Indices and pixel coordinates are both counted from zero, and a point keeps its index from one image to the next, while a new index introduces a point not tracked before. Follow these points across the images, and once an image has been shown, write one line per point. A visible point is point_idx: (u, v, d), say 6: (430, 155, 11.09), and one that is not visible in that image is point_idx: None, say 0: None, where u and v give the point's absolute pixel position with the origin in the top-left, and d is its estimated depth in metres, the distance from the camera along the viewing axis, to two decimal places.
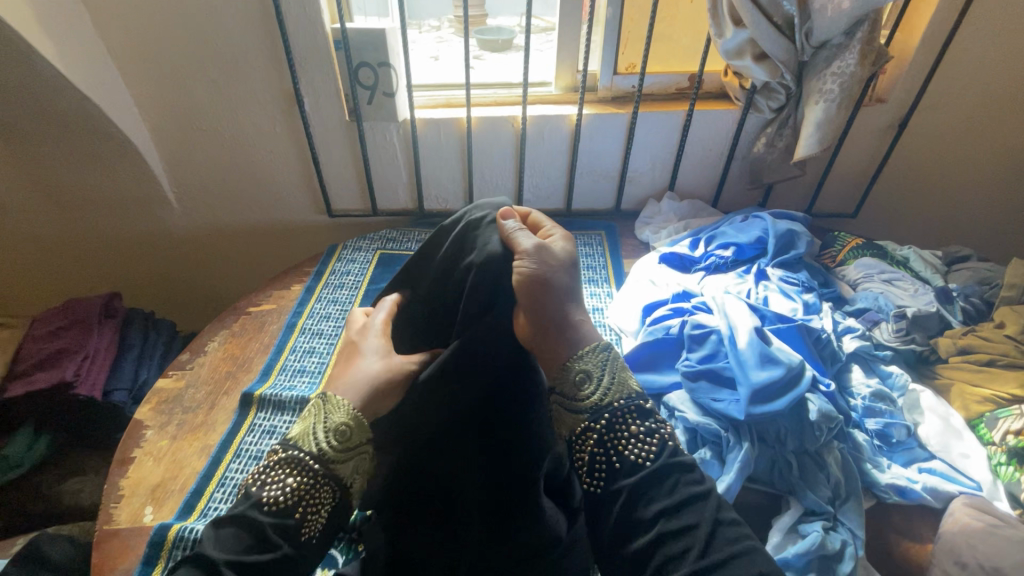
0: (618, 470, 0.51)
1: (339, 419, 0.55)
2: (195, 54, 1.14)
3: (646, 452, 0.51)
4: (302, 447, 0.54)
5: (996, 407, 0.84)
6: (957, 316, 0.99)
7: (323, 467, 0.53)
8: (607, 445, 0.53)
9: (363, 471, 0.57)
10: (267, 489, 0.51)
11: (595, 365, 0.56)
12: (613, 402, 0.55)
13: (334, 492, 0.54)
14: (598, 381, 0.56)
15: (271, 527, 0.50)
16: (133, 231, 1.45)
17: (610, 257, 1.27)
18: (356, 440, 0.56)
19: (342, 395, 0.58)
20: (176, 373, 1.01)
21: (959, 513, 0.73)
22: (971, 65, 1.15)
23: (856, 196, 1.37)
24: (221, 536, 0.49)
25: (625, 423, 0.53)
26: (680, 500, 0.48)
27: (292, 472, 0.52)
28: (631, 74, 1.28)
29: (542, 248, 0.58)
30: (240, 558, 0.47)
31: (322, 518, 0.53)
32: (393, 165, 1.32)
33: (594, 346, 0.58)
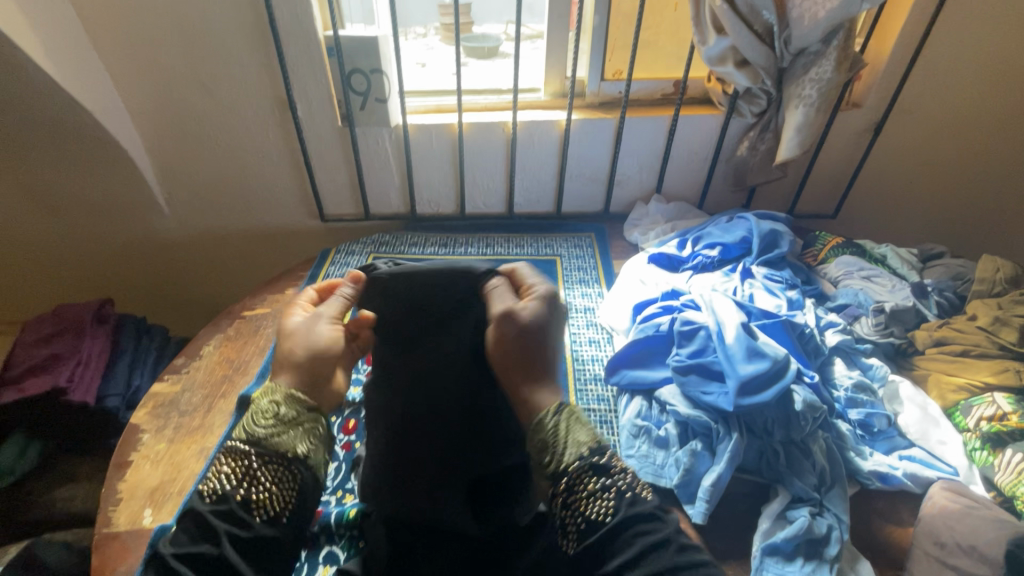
0: (584, 531, 0.51)
1: (268, 399, 0.58)
2: (189, 62, 1.15)
3: (605, 508, 0.51)
4: (237, 437, 0.56)
5: (970, 395, 0.88)
6: (932, 309, 1.03)
7: (257, 447, 0.55)
8: (570, 506, 0.52)
9: (309, 440, 0.57)
10: (206, 482, 0.53)
11: (551, 429, 0.55)
12: (570, 464, 0.53)
13: (278, 466, 0.54)
14: (554, 450, 0.54)
15: (211, 514, 0.51)
16: (124, 238, 1.45)
17: (599, 258, 1.30)
18: (289, 411, 0.57)
19: (274, 381, 0.60)
20: (172, 377, 1.01)
21: (937, 497, 0.76)
22: (941, 71, 1.20)
23: (836, 197, 1.42)
24: (172, 537, 0.50)
25: (583, 482, 0.53)
26: (640, 552, 0.48)
27: (227, 461, 0.54)
28: (618, 80, 1.31)
29: (510, 314, 0.60)
30: (184, 551, 0.48)
31: (272, 495, 0.53)
32: (385, 169, 1.34)
33: (550, 410, 0.56)
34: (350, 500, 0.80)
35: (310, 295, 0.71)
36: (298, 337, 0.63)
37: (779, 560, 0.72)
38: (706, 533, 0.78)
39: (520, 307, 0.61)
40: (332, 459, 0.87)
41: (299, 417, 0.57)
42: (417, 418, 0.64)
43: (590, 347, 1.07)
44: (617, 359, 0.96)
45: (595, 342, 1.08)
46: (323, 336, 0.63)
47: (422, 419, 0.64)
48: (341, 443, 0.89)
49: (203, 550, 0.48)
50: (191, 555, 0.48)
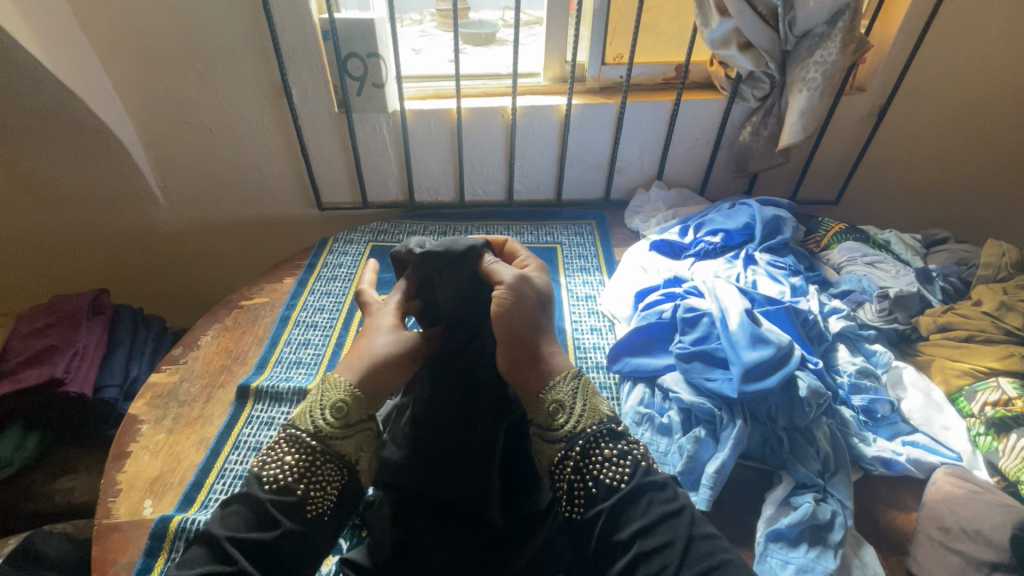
0: (596, 496, 0.51)
1: (335, 395, 0.56)
2: (181, 47, 1.13)
3: (620, 475, 0.51)
4: (301, 426, 0.55)
5: (974, 380, 0.88)
6: (937, 295, 1.03)
7: (321, 444, 0.54)
8: (583, 471, 0.53)
9: (364, 447, 0.56)
10: (267, 468, 0.52)
11: (567, 395, 0.56)
12: (586, 428, 0.54)
13: (336, 469, 0.54)
14: (570, 410, 0.55)
15: (272, 504, 0.50)
16: (119, 227, 1.43)
17: (600, 246, 1.29)
18: (354, 415, 0.55)
19: (340, 374, 0.58)
20: (169, 368, 1.00)
21: (941, 482, 0.76)
22: (947, 53, 1.18)
23: (839, 182, 1.41)
24: (226, 515, 0.50)
25: (599, 447, 0.53)
26: (655, 518, 0.48)
27: (290, 451, 0.53)
28: (619, 64, 1.29)
29: (525, 279, 0.59)
30: (242, 536, 0.48)
31: (327, 495, 0.53)
32: (383, 157, 1.32)
33: (565, 374, 0.57)
34: None
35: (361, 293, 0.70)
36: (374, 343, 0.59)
37: (783, 546, 0.71)
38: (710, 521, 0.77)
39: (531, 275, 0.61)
40: None
41: (357, 424, 0.56)
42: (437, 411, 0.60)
43: (592, 335, 1.06)
44: (619, 347, 0.96)
45: (596, 330, 1.07)
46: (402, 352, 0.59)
47: (448, 411, 0.60)
48: None
49: (259, 537, 0.48)
50: (247, 541, 0.48)
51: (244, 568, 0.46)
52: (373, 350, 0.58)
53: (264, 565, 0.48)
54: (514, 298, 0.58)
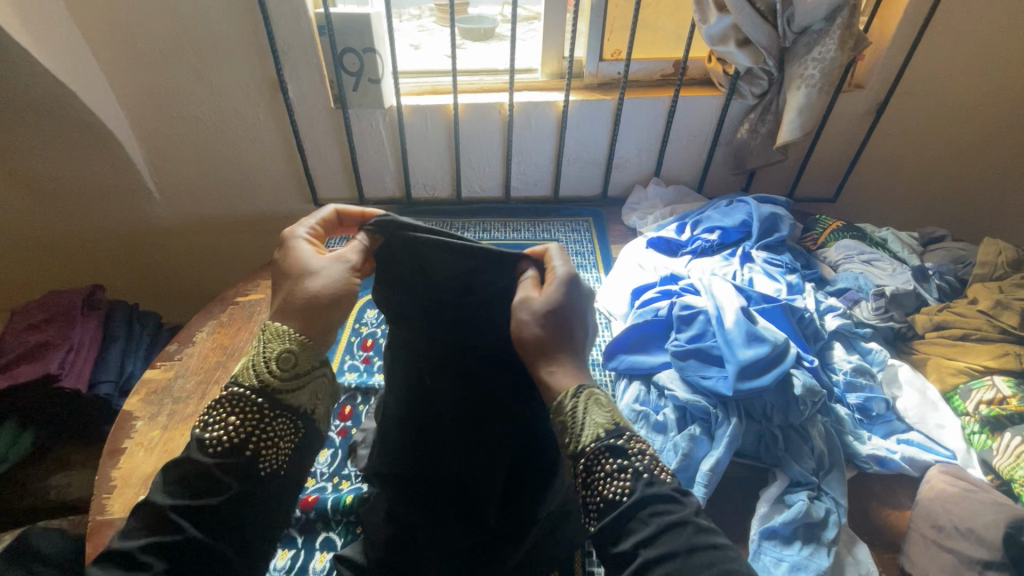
0: (602, 512, 0.47)
1: (279, 345, 0.52)
2: (175, 41, 1.12)
3: (622, 488, 0.47)
4: (243, 382, 0.51)
5: (970, 378, 0.88)
6: (933, 293, 1.03)
7: (269, 399, 0.50)
8: (588, 487, 0.49)
9: (317, 396, 0.54)
10: (209, 430, 0.48)
11: (567, 410, 0.50)
12: (586, 445, 0.49)
13: (289, 422, 0.51)
14: (570, 429, 0.50)
15: (217, 467, 0.47)
16: (114, 223, 1.42)
17: (598, 243, 1.29)
18: (304, 364, 0.52)
19: (281, 323, 0.54)
20: (164, 364, 1.00)
21: (935, 480, 0.76)
22: (947, 49, 1.18)
23: (836, 180, 1.41)
24: (167, 482, 0.47)
25: (599, 461, 0.48)
26: (657, 533, 0.44)
27: (234, 410, 0.49)
28: (617, 61, 1.29)
29: (525, 304, 0.55)
30: (188, 504, 0.45)
31: (280, 450, 0.50)
32: (379, 152, 1.31)
33: (568, 391, 0.51)
34: (347, 487, 0.80)
35: (325, 220, 0.64)
36: (305, 280, 0.55)
37: (777, 544, 0.72)
38: None
39: (537, 296, 0.55)
40: (328, 446, 0.87)
41: (310, 373, 0.53)
42: (437, 401, 0.61)
43: None
44: (615, 344, 0.96)
45: None
46: (341, 281, 0.55)
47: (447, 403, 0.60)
48: (337, 429, 0.89)
49: (209, 503, 0.45)
50: (195, 507, 0.45)
51: (193, 535, 0.44)
52: (304, 287, 0.54)
53: (216, 530, 0.45)
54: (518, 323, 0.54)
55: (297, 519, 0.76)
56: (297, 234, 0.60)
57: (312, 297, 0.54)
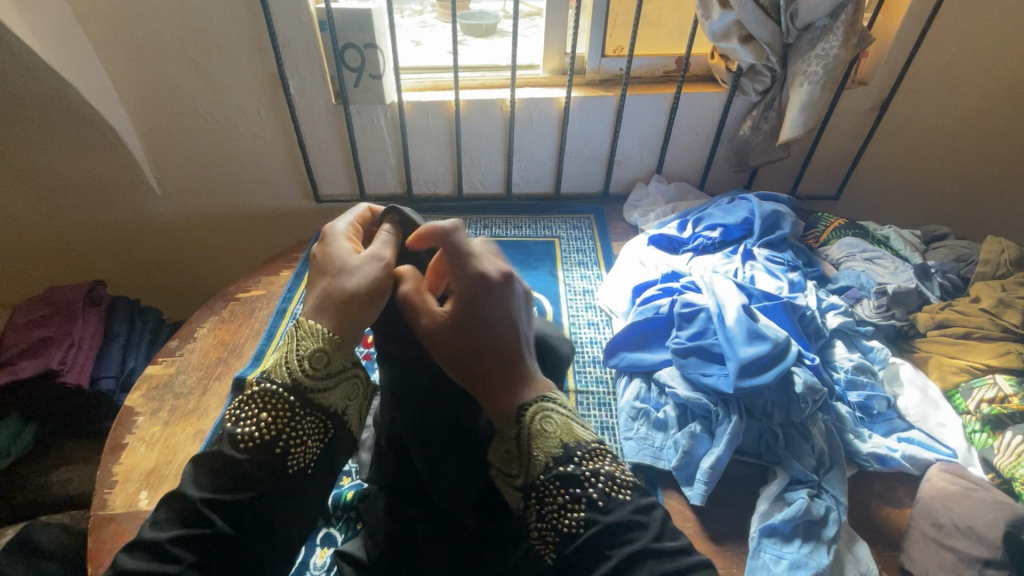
0: (560, 543, 0.47)
1: (312, 344, 0.51)
2: (176, 36, 1.11)
3: (577, 520, 0.47)
4: (276, 379, 0.50)
5: (971, 377, 0.88)
6: (935, 291, 1.02)
7: (301, 397, 0.49)
8: (542, 519, 0.48)
9: (349, 395, 0.53)
10: (239, 425, 0.47)
11: (512, 441, 0.50)
12: (536, 478, 0.49)
13: (319, 421, 0.50)
14: (518, 459, 0.50)
15: (247, 464, 0.46)
16: (115, 218, 1.42)
17: (599, 240, 1.29)
18: (337, 364, 0.52)
19: (316, 320, 0.52)
20: (165, 360, 1.00)
21: (935, 479, 0.76)
22: (951, 46, 1.17)
23: (839, 178, 1.40)
24: (197, 476, 0.46)
25: (551, 494, 0.48)
26: (615, 565, 0.44)
27: (265, 407, 0.48)
28: (619, 57, 1.28)
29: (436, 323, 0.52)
30: (218, 499, 0.44)
31: (310, 449, 0.49)
32: (380, 149, 1.31)
33: (517, 409, 0.51)
34: (347, 483, 0.80)
35: (362, 216, 0.62)
36: (340, 277, 0.54)
37: (777, 541, 0.71)
38: (704, 515, 0.78)
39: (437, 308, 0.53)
40: None
41: (342, 373, 0.52)
42: (432, 416, 0.61)
43: (588, 330, 1.06)
44: (616, 341, 0.96)
45: (593, 325, 1.07)
46: (375, 280, 0.53)
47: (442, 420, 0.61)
48: None
49: (239, 499, 0.45)
50: (223, 502, 0.45)
51: (224, 530, 0.44)
52: (339, 285, 0.53)
53: (243, 524, 0.45)
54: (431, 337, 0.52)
55: None
56: (334, 230, 0.58)
57: (346, 295, 0.53)
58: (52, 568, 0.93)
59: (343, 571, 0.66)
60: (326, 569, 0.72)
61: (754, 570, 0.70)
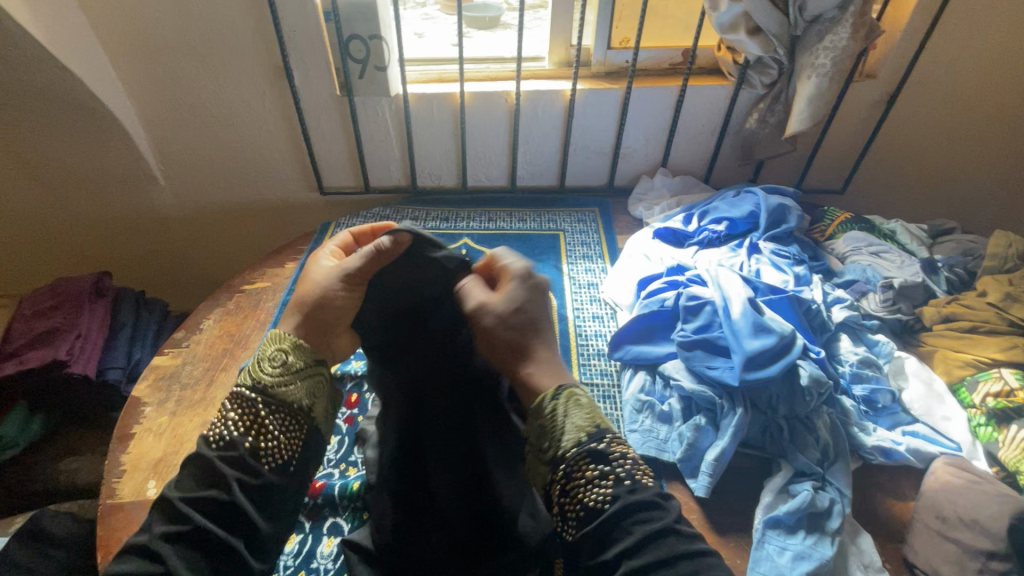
0: (582, 519, 0.49)
1: (274, 349, 0.56)
2: (180, 26, 1.11)
3: (603, 495, 0.49)
4: (244, 383, 0.55)
5: (977, 371, 0.87)
6: (941, 285, 1.02)
7: (264, 396, 0.54)
8: (567, 493, 0.50)
9: (314, 393, 0.57)
10: (213, 428, 0.53)
11: (548, 417, 0.52)
12: (568, 452, 0.51)
13: (287, 417, 0.54)
14: (552, 435, 0.51)
15: (220, 461, 0.51)
16: (120, 210, 1.42)
17: (604, 233, 1.29)
18: (297, 363, 0.56)
19: (283, 328, 0.59)
20: (172, 351, 1.01)
21: (940, 472, 0.76)
22: (961, 38, 1.16)
23: (845, 172, 1.39)
24: (180, 479, 0.51)
25: (581, 469, 0.50)
26: (639, 540, 0.46)
27: (235, 408, 0.54)
28: (625, 49, 1.27)
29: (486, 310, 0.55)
30: (194, 495, 0.49)
31: (278, 443, 0.53)
32: (385, 141, 1.31)
33: (551, 393, 0.52)
34: (353, 473, 0.80)
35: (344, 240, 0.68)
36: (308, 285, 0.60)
37: (781, 533, 0.72)
38: (708, 507, 0.78)
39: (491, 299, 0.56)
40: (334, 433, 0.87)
41: (307, 370, 0.56)
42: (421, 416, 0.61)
43: (593, 323, 1.06)
44: (621, 334, 0.96)
45: (598, 318, 1.07)
46: (333, 291, 0.58)
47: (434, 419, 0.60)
48: (343, 416, 0.90)
49: (213, 494, 0.49)
50: (200, 499, 0.49)
51: (200, 524, 0.47)
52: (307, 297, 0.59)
53: (222, 518, 0.49)
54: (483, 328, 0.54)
55: (306, 506, 0.77)
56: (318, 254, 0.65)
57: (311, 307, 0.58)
58: (59, 556, 0.93)
59: (351, 560, 0.66)
60: (333, 558, 0.72)
61: (758, 560, 0.70)
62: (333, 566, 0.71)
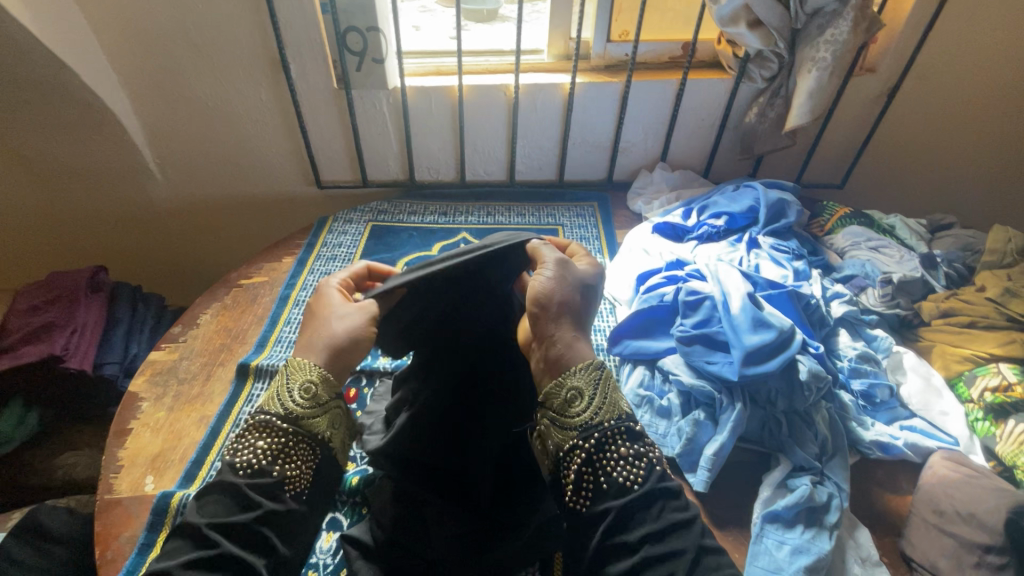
0: (605, 493, 0.50)
1: (303, 378, 0.56)
2: (175, 18, 1.09)
3: (633, 475, 0.50)
4: (270, 410, 0.55)
5: (975, 366, 0.88)
6: (940, 281, 1.02)
7: (293, 425, 0.54)
8: (595, 464, 0.51)
9: (335, 425, 0.58)
10: (239, 453, 0.52)
11: (587, 384, 0.55)
12: (604, 422, 0.53)
13: (310, 448, 0.55)
14: (589, 400, 0.54)
15: (250, 488, 0.50)
16: (115, 204, 1.41)
17: (602, 228, 1.28)
18: (326, 396, 0.56)
19: (303, 357, 0.58)
20: (169, 345, 1.00)
21: (938, 466, 0.76)
22: (962, 32, 1.15)
23: (844, 167, 1.39)
24: (204, 504, 0.50)
25: (614, 444, 0.52)
26: (665, 525, 0.47)
27: (262, 435, 0.53)
28: (624, 42, 1.26)
29: (564, 265, 0.60)
30: (224, 521, 0.48)
31: (304, 472, 0.54)
32: (383, 135, 1.30)
33: (589, 363, 0.56)
34: (352, 468, 0.80)
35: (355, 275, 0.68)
36: (330, 322, 0.60)
37: (779, 527, 0.72)
38: (707, 502, 0.78)
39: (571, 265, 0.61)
40: None
41: (332, 403, 0.57)
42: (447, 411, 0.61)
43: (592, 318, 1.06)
44: (620, 329, 0.95)
45: (597, 313, 1.07)
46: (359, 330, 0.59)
47: (463, 410, 0.61)
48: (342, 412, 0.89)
49: (243, 522, 0.48)
50: (231, 525, 0.48)
51: (229, 550, 0.46)
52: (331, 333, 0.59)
53: (250, 547, 0.48)
54: (548, 283, 0.58)
55: None
56: (327, 285, 0.65)
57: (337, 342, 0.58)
58: (58, 551, 0.94)
59: (349, 555, 0.66)
60: (332, 553, 0.72)
61: (757, 555, 0.70)
62: (332, 561, 0.70)
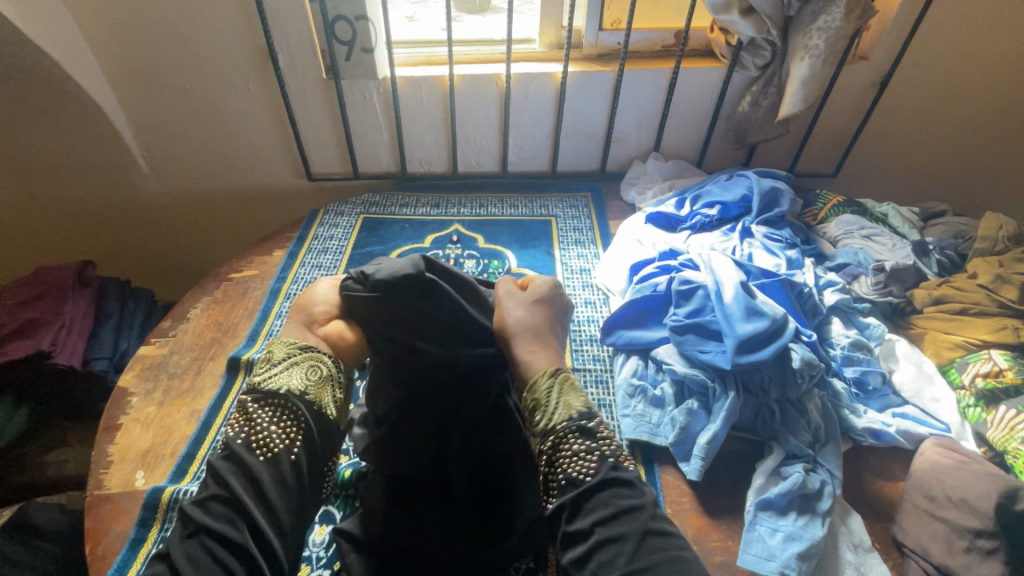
0: (564, 487, 0.53)
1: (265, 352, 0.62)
2: (160, 7, 1.07)
3: (586, 468, 0.52)
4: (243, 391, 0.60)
5: (966, 353, 0.88)
6: (932, 268, 1.03)
7: (258, 392, 0.58)
8: (553, 464, 0.54)
9: (305, 376, 0.59)
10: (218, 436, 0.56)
11: (542, 394, 0.57)
12: (558, 424, 0.55)
13: (277, 405, 0.56)
14: (545, 410, 0.56)
15: (220, 459, 0.53)
16: (102, 198, 1.39)
17: (596, 219, 1.28)
18: (281, 355, 0.60)
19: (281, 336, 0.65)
20: (158, 340, 0.99)
21: (929, 452, 0.76)
22: (955, 19, 1.15)
23: (837, 155, 1.39)
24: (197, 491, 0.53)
25: (568, 442, 0.54)
26: (611, 513, 0.49)
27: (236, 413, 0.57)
28: (617, 30, 1.25)
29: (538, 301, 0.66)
30: (198, 496, 0.51)
31: (274, 429, 0.55)
32: (374, 126, 1.28)
33: (543, 374, 0.58)
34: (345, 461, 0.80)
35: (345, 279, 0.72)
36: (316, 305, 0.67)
37: (772, 514, 0.72)
38: (701, 490, 0.78)
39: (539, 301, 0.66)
40: None
41: (298, 357, 0.60)
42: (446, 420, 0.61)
43: (585, 309, 1.05)
44: (613, 320, 0.95)
45: (590, 304, 1.06)
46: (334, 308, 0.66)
47: (456, 415, 0.60)
48: None
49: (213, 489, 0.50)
50: (202, 497, 0.50)
51: (201, 518, 0.48)
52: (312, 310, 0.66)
53: (222, 511, 0.49)
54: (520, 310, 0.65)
55: None
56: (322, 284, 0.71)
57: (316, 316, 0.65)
58: (49, 547, 0.93)
59: (342, 548, 0.64)
60: (325, 546, 0.71)
61: (749, 542, 0.70)
62: (325, 554, 0.70)
